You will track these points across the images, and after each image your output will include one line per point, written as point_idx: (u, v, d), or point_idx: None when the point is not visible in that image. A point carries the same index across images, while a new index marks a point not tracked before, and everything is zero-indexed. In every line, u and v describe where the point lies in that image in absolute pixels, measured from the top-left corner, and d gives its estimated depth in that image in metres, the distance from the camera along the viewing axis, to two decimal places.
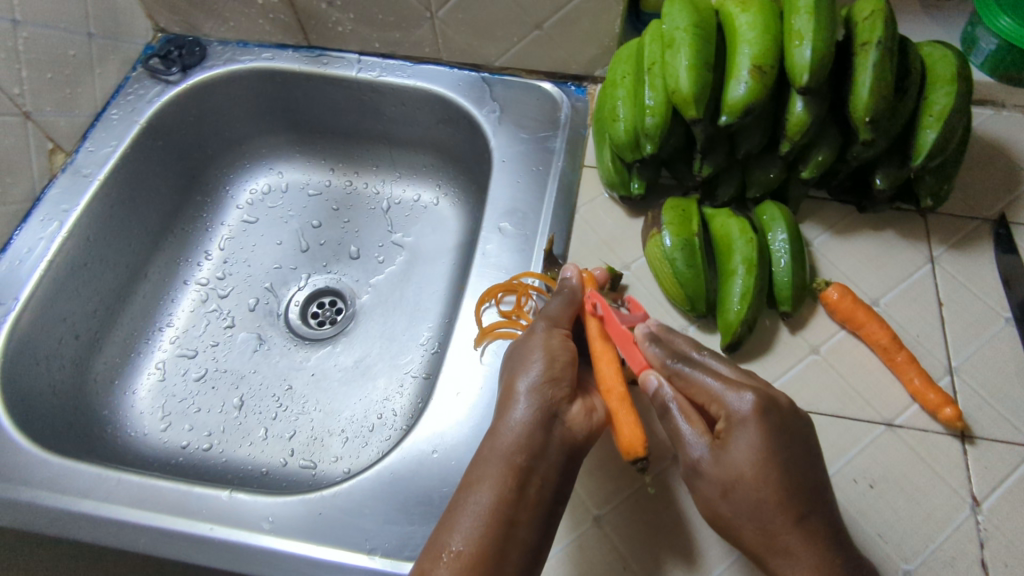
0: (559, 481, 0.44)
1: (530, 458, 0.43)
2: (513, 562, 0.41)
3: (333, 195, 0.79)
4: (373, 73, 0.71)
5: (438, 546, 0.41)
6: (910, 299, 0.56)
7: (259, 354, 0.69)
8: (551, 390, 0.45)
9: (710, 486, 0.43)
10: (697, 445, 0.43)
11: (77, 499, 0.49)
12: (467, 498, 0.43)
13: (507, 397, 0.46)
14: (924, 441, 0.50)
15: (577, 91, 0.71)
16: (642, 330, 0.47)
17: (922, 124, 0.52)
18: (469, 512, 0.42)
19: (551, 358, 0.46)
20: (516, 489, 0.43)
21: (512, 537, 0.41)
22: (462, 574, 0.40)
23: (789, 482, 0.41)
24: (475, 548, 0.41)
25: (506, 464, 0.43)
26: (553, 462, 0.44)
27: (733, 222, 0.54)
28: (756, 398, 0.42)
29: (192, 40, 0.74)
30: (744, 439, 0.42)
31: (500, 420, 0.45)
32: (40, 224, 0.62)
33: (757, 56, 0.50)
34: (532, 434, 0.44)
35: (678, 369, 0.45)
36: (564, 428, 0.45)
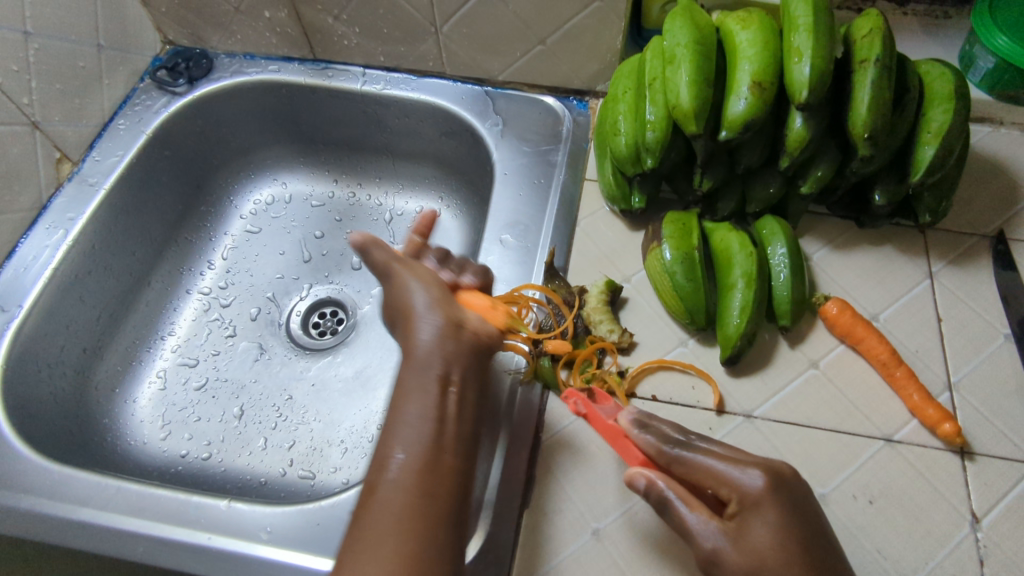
0: (479, 367, 0.45)
1: (451, 364, 0.43)
2: (451, 454, 0.40)
3: (337, 206, 0.79)
4: (378, 86, 0.72)
5: (382, 457, 0.40)
6: (909, 314, 0.57)
7: (260, 364, 0.69)
8: (440, 302, 0.47)
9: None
10: (710, 528, 0.40)
11: (76, 508, 0.49)
12: (402, 408, 0.42)
13: (413, 318, 0.46)
14: (923, 457, 0.50)
15: (579, 106, 0.71)
16: (628, 419, 0.46)
17: (921, 140, 0.53)
18: (406, 423, 0.41)
19: (433, 285, 0.48)
20: (439, 397, 0.42)
21: (445, 431, 0.41)
22: (414, 472, 0.39)
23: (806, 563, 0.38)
24: (419, 448, 0.40)
25: (426, 377, 0.43)
26: (467, 361, 0.44)
27: (733, 236, 0.55)
28: (764, 473, 0.40)
29: (199, 52, 0.75)
30: (753, 524, 0.39)
31: (409, 343, 0.45)
32: (46, 232, 0.63)
33: (757, 73, 0.51)
34: (443, 342, 0.44)
35: (675, 454, 0.43)
36: (471, 332, 0.46)
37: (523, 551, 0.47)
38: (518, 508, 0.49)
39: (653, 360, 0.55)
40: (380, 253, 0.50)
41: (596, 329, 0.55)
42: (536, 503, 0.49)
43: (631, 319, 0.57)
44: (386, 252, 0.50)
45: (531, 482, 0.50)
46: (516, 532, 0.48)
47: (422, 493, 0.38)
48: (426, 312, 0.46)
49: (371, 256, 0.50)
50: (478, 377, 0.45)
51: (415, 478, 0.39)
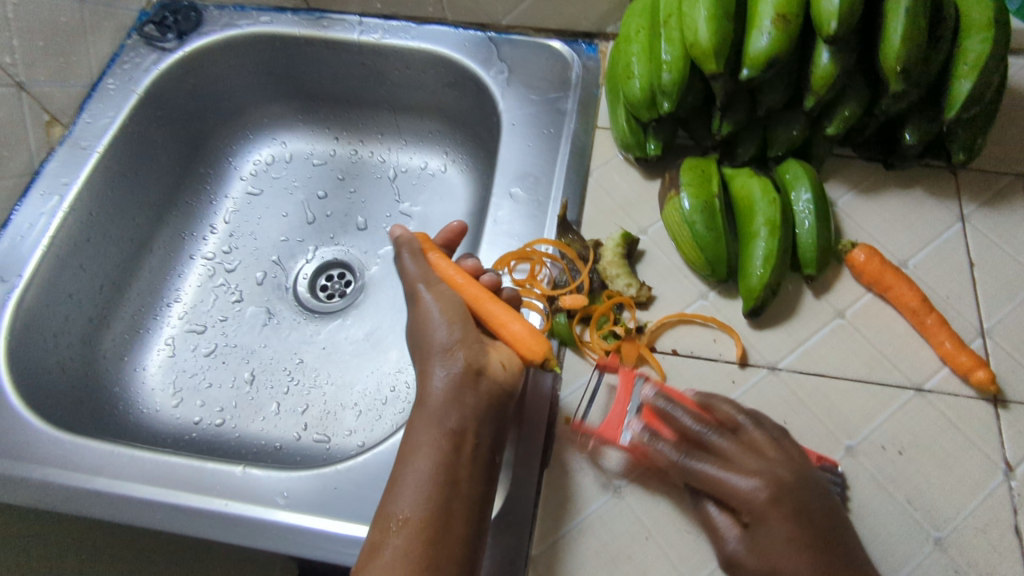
0: (494, 423, 0.44)
1: (466, 420, 0.43)
2: (461, 521, 0.40)
3: (339, 164, 0.77)
4: (375, 35, 0.69)
5: (388, 516, 0.40)
6: (939, 259, 0.54)
7: (268, 328, 0.68)
8: (458, 341, 0.46)
9: (775, 524, 0.41)
10: (751, 477, 0.43)
11: (90, 477, 0.49)
12: (410, 462, 0.42)
13: (429, 355, 0.46)
14: (954, 406, 0.48)
15: (588, 49, 0.68)
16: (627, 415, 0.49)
17: (956, 73, 0.49)
18: (415, 481, 0.41)
19: (453, 320, 0.47)
20: (452, 452, 0.42)
21: (456, 495, 0.41)
22: (415, 539, 0.39)
23: (818, 513, 0.42)
24: (425, 514, 0.40)
25: (437, 431, 0.42)
26: (482, 416, 0.44)
27: (755, 182, 0.52)
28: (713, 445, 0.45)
29: (187, 5, 0.71)
30: (781, 481, 0.42)
31: (424, 388, 0.45)
32: (40, 199, 0.61)
33: (782, 4, 0.47)
34: (457, 394, 0.43)
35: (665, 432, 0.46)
36: (489, 381, 0.44)
37: (544, 511, 0.46)
38: (538, 468, 0.48)
39: (672, 314, 0.53)
40: (407, 262, 0.51)
41: (613, 284, 0.53)
42: (556, 462, 0.48)
43: (648, 272, 0.55)
44: (415, 265, 0.50)
45: (550, 441, 0.49)
46: (536, 492, 0.47)
47: (425, 563, 0.38)
48: (444, 349, 0.45)
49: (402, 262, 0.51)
50: (494, 433, 0.44)
51: (417, 544, 0.39)
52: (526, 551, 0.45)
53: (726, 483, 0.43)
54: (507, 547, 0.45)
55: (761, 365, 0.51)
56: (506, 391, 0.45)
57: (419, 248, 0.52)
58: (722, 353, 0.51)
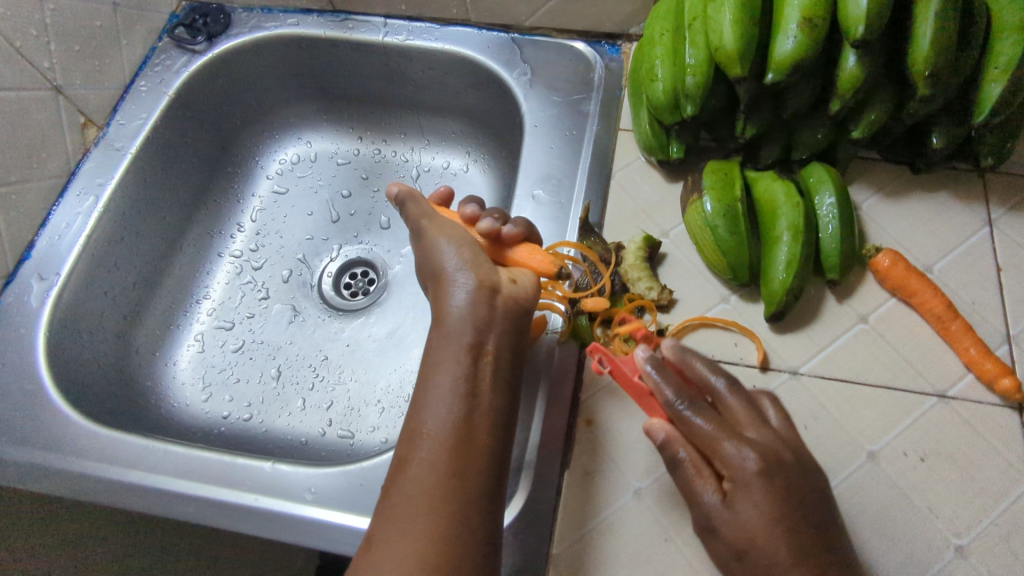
0: (516, 333, 0.45)
1: (484, 334, 0.43)
2: (485, 431, 0.40)
3: (362, 163, 0.78)
4: (400, 36, 0.69)
5: (413, 430, 0.40)
6: (965, 265, 0.54)
7: (294, 325, 0.69)
8: (469, 263, 0.46)
9: (760, 495, 0.39)
10: (744, 446, 0.40)
11: (127, 471, 0.51)
12: (432, 378, 0.42)
13: (441, 282, 0.46)
14: (978, 413, 0.48)
15: (611, 50, 0.68)
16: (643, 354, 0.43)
17: (987, 76, 0.48)
18: (438, 394, 0.41)
19: (461, 245, 0.47)
20: (473, 365, 0.42)
21: (477, 406, 0.41)
22: (441, 448, 0.39)
23: (805, 494, 0.39)
24: (449, 425, 0.40)
25: (458, 345, 0.42)
26: (502, 328, 0.44)
27: (778, 185, 0.52)
28: (756, 453, 0.39)
29: (216, 8, 0.72)
30: (773, 458, 0.40)
31: (441, 310, 0.45)
32: (77, 199, 0.62)
33: (808, 7, 0.47)
34: (473, 310, 0.44)
35: (682, 411, 0.41)
36: (506, 295, 0.45)
37: (565, 511, 0.47)
38: (559, 468, 0.48)
39: (693, 318, 0.53)
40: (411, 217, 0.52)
41: (634, 287, 0.53)
42: (577, 464, 0.48)
43: (669, 275, 0.55)
44: (416, 206, 0.51)
45: (570, 442, 0.49)
46: (557, 492, 0.48)
47: (452, 474, 0.39)
48: (457, 269, 0.46)
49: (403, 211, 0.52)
50: (513, 347, 0.44)
51: (443, 455, 0.39)
52: (546, 550, 0.46)
53: (720, 448, 0.40)
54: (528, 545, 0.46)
55: (783, 369, 0.51)
56: (523, 305, 0.46)
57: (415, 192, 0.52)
58: (744, 357, 0.51)
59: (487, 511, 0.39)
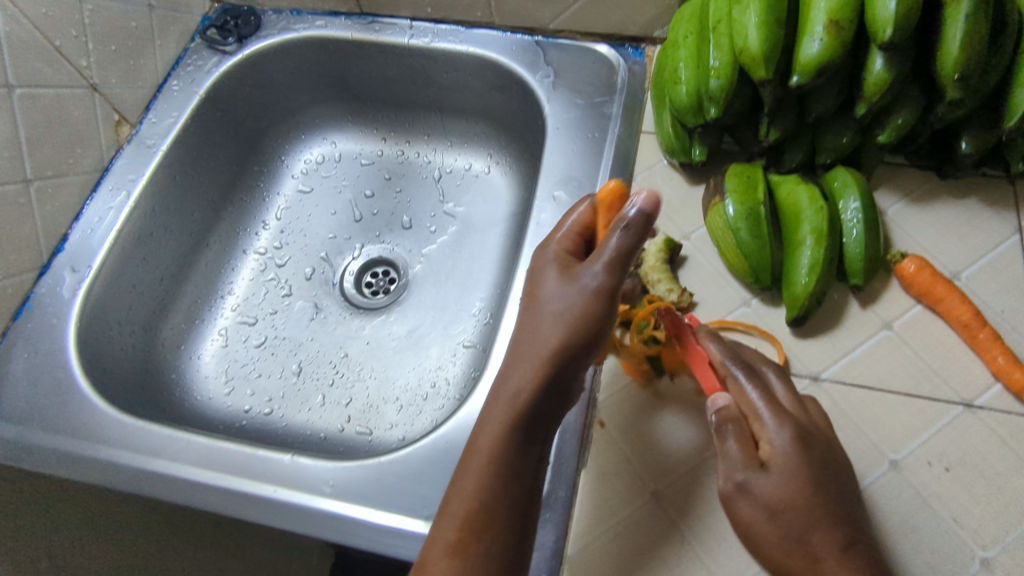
0: (548, 435, 0.45)
1: (529, 419, 0.44)
2: (506, 519, 0.41)
3: (386, 164, 0.79)
4: (425, 39, 0.70)
5: (446, 506, 0.42)
6: (995, 273, 0.53)
7: (316, 322, 0.70)
8: (569, 349, 0.43)
9: (797, 462, 0.42)
10: (785, 422, 0.44)
11: (151, 459, 0.52)
12: (470, 455, 0.43)
13: (523, 345, 0.45)
14: (1005, 423, 0.47)
15: (635, 53, 0.68)
16: (705, 331, 0.49)
17: (1018, 80, 0.47)
18: (471, 471, 0.43)
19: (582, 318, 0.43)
20: (513, 449, 0.43)
21: (504, 491, 0.42)
22: (458, 526, 0.41)
23: (839, 470, 0.43)
24: (472, 507, 0.41)
25: (503, 433, 0.43)
26: (541, 421, 0.44)
27: (802, 189, 0.52)
28: (796, 428, 0.43)
29: (247, 10, 0.74)
30: (807, 431, 0.44)
31: (501, 384, 0.45)
32: (109, 194, 0.64)
33: (835, 10, 0.47)
34: (529, 393, 0.43)
35: (734, 374, 0.46)
36: (569, 395, 0.45)
37: (581, 511, 0.47)
38: (575, 468, 0.48)
39: (713, 321, 0.53)
40: (574, 219, 0.49)
41: (655, 288, 0.53)
42: (593, 464, 0.48)
43: (690, 278, 0.55)
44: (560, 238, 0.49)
45: (587, 442, 0.49)
46: (573, 492, 0.48)
47: (468, 560, 0.40)
48: (546, 349, 0.44)
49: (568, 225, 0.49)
50: (549, 439, 0.45)
51: (459, 533, 0.41)
52: (562, 550, 0.46)
53: (761, 414, 0.44)
54: (543, 545, 0.46)
55: (804, 374, 0.50)
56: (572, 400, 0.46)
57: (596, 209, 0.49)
58: None
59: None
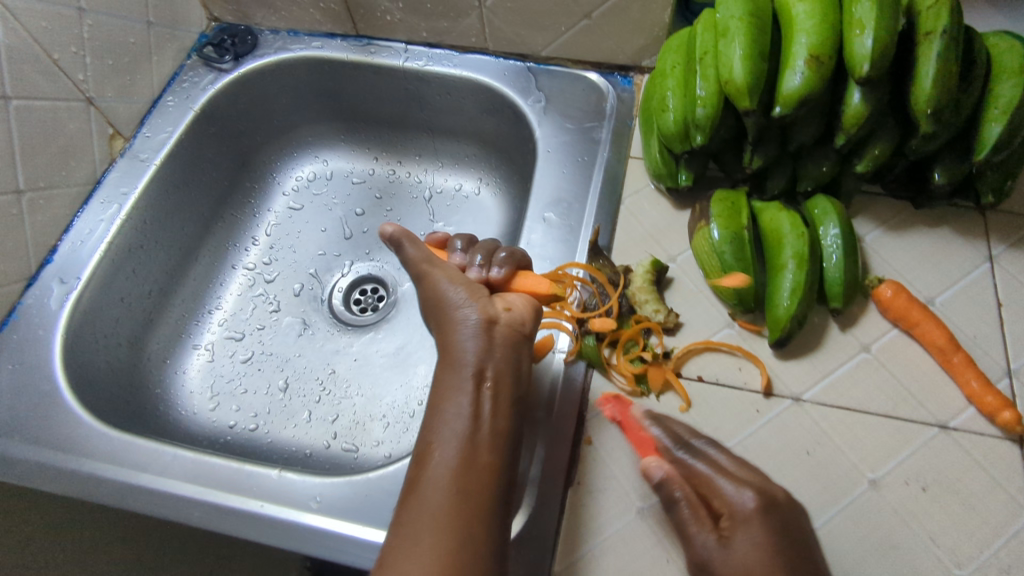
0: (517, 365, 0.45)
1: (484, 360, 0.44)
2: (487, 452, 0.41)
3: (377, 183, 0.80)
4: (420, 62, 0.72)
5: (421, 453, 0.41)
6: (967, 299, 0.55)
7: (303, 338, 0.70)
8: (468, 299, 0.48)
9: (759, 531, 0.41)
10: (742, 488, 0.43)
11: (136, 473, 0.51)
12: (439, 408, 0.43)
13: (445, 323, 0.48)
14: (979, 445, 0.48)
15: (624, 82, 0.70)
16: (640, 410, 0.51)
17: (987, 117, 0.50)
18: (446, 417, 0.42)
19: (458, 279, 0.50)
20: (475, 391, 0.43)
21: (481, 427, 0.42)
22: (450, 470, 0.40)
23: (799, 535, 0.42)
24: (456, 447, 0.41)
25: (463, 375, 0.44)
26: (503, 356, 0.45)
27: (783, 216, 0.53)
28: (757, 495, 0.42)
29: (244, 29, 0.75)
30: (767, 496, 0.43)
31: (448, 342, 0.46)
32: (101, 207, 0.64)
33: (814, 46, 0.49)
34: (477, 341, 0.45)
35: (679, 456, 0.47)
36: (505, 327, 0.47)
37: (569, 527, 0.47)
38: (563, 485, 0.49)
39: (699, 341, 0.54)
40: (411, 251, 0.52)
41: (642, 309, 0.54)
42: (582, 481, 0.49)
43: (676, 299, 0.56)
44: (419, 249, 0.52)
45: (575, 459, 0.50)
46: (561, 509, 0.48)
47: (458, 488, 0.39)
48: (457, 305, 0.47)
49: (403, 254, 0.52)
50: (515, 371, 0.45)
51: (452, 476, 0.39)
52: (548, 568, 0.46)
53: (716, 486, 0.44)
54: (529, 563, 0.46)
55: (786, 395, 0.51)
56: (522, 333, 0.47)
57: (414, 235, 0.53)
58: (748, 382, 0.52)
59: (497, 530, 0.39)
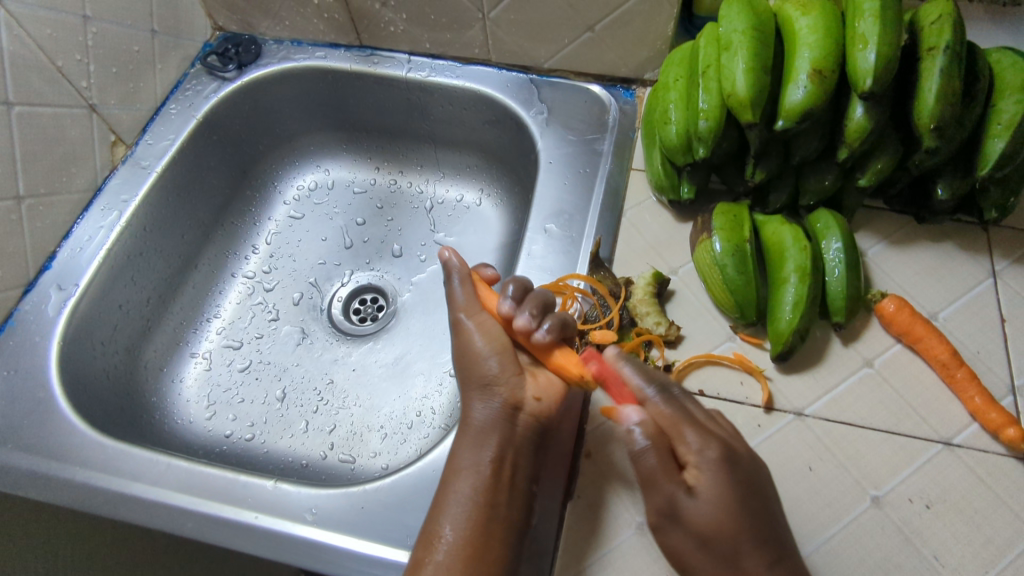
0: (533, 456, 0.47)
1: (505, 448, 0.46)
2: (497, 543, 0.43)
3: (378, 193, 0.80)
4: (423, 73, 0.72)
5: (431, 534, 0.44)
6: (969, 314, 0.54)
7: (302, 348, 0.70)
8: (498, 375, 0.48)
9: (722, 480, 0.41)
10: (708, 440, 0.42)
11: (130, 482, 0.51)
12: (452, 487, 0.45)
13: (470, 394, 0.49)
14: (983, 462, 0.48)
15: (626, 94, 0.70)
16: (614, 352, 0.47)
17: (990, 132, 0.49)
18: (459, 501, 0.44)
19: (497, 346, 0.49)
20: (492, 478, 0.45)
21: (493, 516, 0.44)
22: (460, 559, 0.42)
23: (757, 483, 0.42)
24: (466, 534, 0.43)
25: (483, 458, 0.46)
26: (521, 445, 0.47)
27: (786, 229, 0.53)
28: (720, 445, 0.42)
29: (248, 39, 0.76)
30: (729, 448, 0.43)
31: (468, 418, 0.48)
32: (101, 214, 0.64)
33: (817, 61, 0.49)
34: (499, 426, 0.46)
35: (648, 399, 0.44)
36: (529, 415, 0.47)
37: (567, 543, 0.46)
38: (562, 500, 0.48)
39: (700, 355, 0.54)
40: (456, 286, 0.52)
41: (643, 321, 0.54)
42: (581, 496, 0.48)
43: (677, 312, 0.56)
44: (466, 291, 0.52)
45: (574, 474, 0.49)
46: (559, 525, 0.47)
47: None
48: (485, 384, 0.48)
49: (450, 286, 0.52)
50: (531, 463, 0.47)
51: (460, 564, 0.42)
52: None
53: (683, 433, 0.43)
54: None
55: (788, 410, 0.51)
56: (545, 425, 0.48)
57: (469, 274, 0.52)
58: (749, 396, 0.52)
59: None
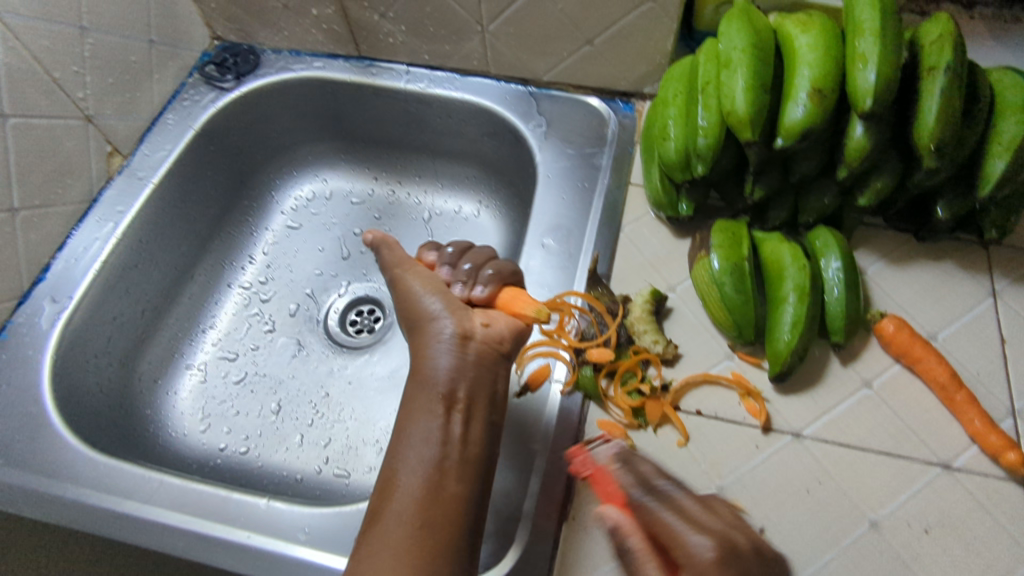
0: (489, 386, 0.48)
1: (457, 382, 0.46)
2: (455, 483, 0.43)
3: (376, 203, 0.79)
4: (421, 85, 0.72)
5: (388, 484, 0.44)
6: (970, 335, 0.54)
7: (298, 359, 0.69)
8: (443, 310, 0.49)
9: None
10: (702, 534, 0.37)
11: (122, 500, 0.50)
12: (408, 430, 0.46)
13: (419, 338, 0.50)
14: (983, 486, 0.47)
15: (625, 108, 0.70)
16: (611, 456, 0.47)
17: (991, 152, 0.49)
18: (416, 442, 0.45)
19: (438, 289, 0.51)
20: (444, 419, 0.45)
21: (449, 461, 0.44)
22: (417, 499, 0.42)
23: None
24: (422, 479, 0.43)
25: (434, 393, 0.46)
26: (477, 375, 0.47)
27: (785, 247, 0.53)
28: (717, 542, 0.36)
29: (246, 49, 0.75)
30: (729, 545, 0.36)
31: (421, 356, 0.48)
32: (96, 226, 0.64)
33: (817, 79, 0.49)
34: (453, 359, 0.47)
35: (640, 501, 0.41)
36: (481, 343, 0.48)
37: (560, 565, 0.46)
38: (557, 520, 0.48)
39: (697, 373, 0.53)
40: (383, 257, 0.54)
41: (640, 339, 0.54)
42: (575, 516, 0.48)
43: (674, 330, 0.56)
44: (393, 254, 0.54)
45: (570, 493, 0.49)
46: (553, 545, 0.47)
47: (421, 522, 0.41)
48: (434, 319, 0.49)
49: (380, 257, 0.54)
50: (488, 395, 0.47)
51: (417, 504, 0.42)
52: None
53: (677, 535, 0.37)
54: None
55: (786, 431, 0.50)
56: (499, 352, 0.49)
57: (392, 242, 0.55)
58: (746, 417, 0.51)
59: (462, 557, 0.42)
